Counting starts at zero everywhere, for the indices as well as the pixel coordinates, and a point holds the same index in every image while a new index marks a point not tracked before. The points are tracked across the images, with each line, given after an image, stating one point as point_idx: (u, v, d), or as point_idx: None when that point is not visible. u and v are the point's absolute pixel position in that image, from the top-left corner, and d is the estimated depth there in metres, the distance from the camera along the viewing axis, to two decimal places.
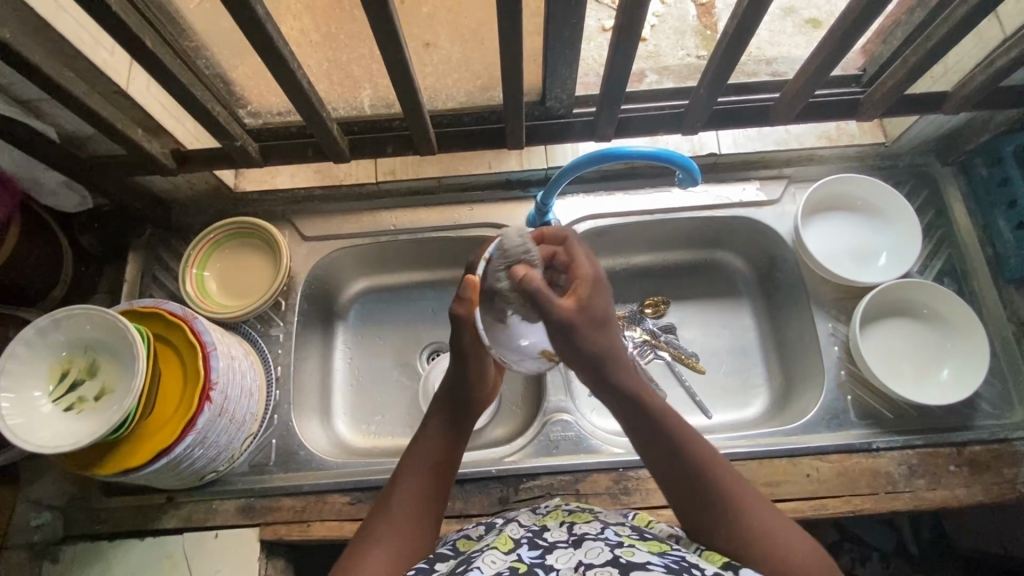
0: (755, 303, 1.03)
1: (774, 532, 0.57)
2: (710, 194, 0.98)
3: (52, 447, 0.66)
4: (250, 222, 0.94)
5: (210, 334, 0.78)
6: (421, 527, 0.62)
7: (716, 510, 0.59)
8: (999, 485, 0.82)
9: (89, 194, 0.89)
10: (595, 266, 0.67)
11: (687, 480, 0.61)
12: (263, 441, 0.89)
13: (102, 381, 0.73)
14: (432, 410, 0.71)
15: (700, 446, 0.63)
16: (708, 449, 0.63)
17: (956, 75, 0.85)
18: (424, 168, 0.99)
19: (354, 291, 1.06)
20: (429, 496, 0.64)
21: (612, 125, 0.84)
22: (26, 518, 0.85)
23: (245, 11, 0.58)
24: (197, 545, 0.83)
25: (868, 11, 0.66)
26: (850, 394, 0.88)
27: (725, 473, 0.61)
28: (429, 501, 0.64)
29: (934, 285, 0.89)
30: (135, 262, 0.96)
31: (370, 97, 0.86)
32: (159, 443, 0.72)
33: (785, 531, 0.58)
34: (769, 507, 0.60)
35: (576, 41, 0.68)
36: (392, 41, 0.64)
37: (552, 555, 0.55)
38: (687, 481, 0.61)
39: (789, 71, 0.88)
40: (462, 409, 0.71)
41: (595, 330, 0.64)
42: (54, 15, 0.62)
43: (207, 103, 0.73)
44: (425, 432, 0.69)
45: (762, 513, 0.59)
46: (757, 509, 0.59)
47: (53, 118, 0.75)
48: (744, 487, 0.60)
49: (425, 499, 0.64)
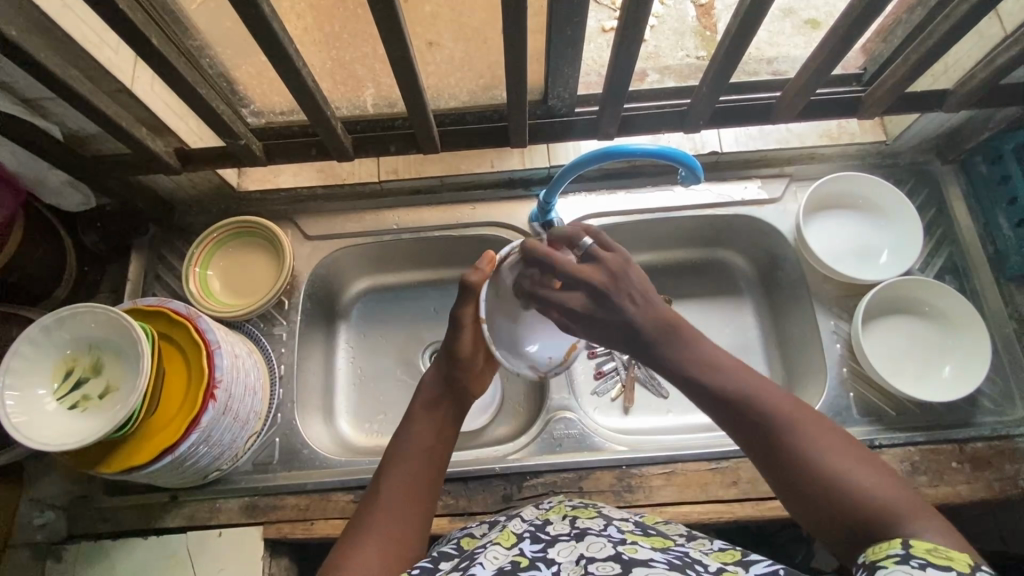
0: (757, 301, 1.04)
1: (858, 476, 0.49)
2: (711, 193, 0.98)
3: (58, 445, 0.66)
4: (252, 221, 0.94)
5: (214, 332, 0.78)
6: (414, 515, 0.60)
7: (790, 461, 0.51)
8: (1001, 481, 0.82)
9: (93, 194, 0.89)
10: (604, 258, 0.62)
11: (755, 434, 0.54)
12: (266, 440, 0.89)
13: (106, 379, 0.73)
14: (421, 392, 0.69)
15: (756, 391, 0.55)
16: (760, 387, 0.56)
17: (956, 74, 0.85)
18: (427, 167, 0.99)
19: (357, 290, 1.06)
20: (421, 480, 0.62)
21: (614, 124, 0.85)
22: (29, 516, 0.86)
23: (251, 9, 0.58)
24: (198, 545, 0.83)
25: (870, 8, 0.66)
26: (852, 391, 0.88)
27: (792, 415, 0.53)
28: (421, 487, 0.62)
29: (934, 282, 0.90)
30: (138, 263, 0.96)
31: (373, 96, 0.86)
32: (164, 441, 0.72)
33: (870, 472, 0.50)
34: (837, 439, 0.52)
35: (579, 40, 0.68)
36: (397, 38, 0.64)
37: (554, 549, 0.55)
38: (753, 435, 0.54)
39: (789, 70, 0.88)
40: (455, 397, 0.69)
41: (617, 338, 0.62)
42: (60, 13, 0.62)
43: (212, 102, 0.73)
44: (415, 413, 0.67)
45: (840, 457, 0.50)
46: (834, 451, 0.51)
47: (58, 117, 0.75)
48: (813, 423, 0.53)
49: (415, 484, 0.62)
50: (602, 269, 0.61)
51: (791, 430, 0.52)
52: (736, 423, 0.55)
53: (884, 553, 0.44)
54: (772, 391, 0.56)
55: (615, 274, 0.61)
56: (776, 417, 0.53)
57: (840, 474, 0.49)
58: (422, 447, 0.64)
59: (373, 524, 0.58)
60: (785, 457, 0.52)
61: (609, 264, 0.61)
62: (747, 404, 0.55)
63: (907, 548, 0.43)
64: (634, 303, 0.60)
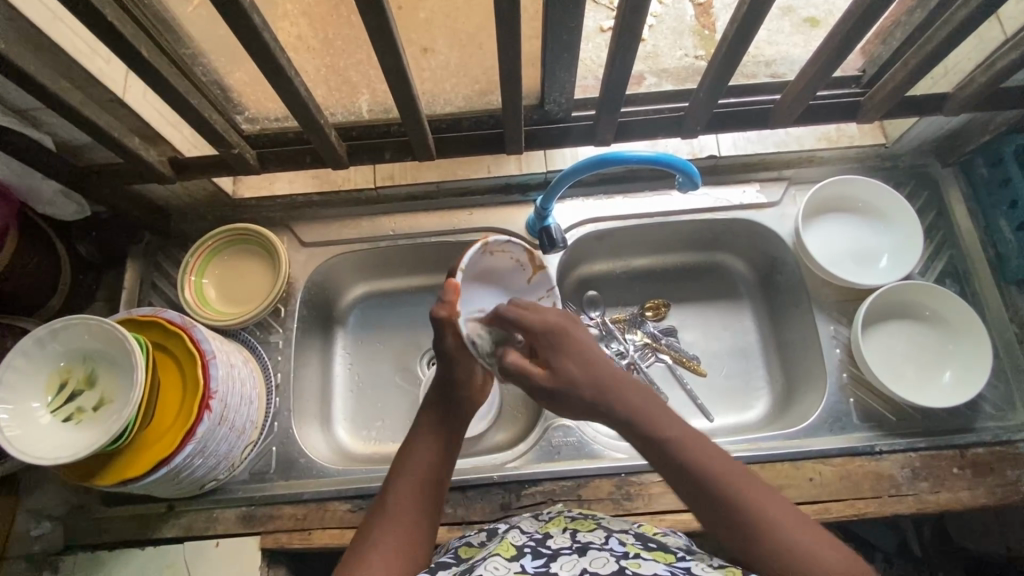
0: (756, 304, 1.03)
1: (816, 547, 0.53)
2: (709, 197, 0.97)
3: (52, 459, 0.66)
4: (247, 228, 0.94)
5: (210, 342, 0.77)
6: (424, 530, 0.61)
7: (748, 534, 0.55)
8: (1002, 487, 0.82)
9: (87, 203, 0.89)
10: (557, 312, 0.67)
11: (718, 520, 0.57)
12: (264, 448, 0.89)
13: (101, 392, 0.72)
14: (425, 405, 0.71)
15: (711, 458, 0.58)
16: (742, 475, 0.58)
17: (957, 76, 0.84)
18: (423, 173, 0.98)
19: (353, 296, 1.05)
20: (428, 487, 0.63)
21: (611, 130, 0.84)
22: (26, 528, 0.86)
23: (241, 19, 0.58)
24: (198, 555, 0.83)
25: (870, 11, 0.65)
26: (852, 397, 0.88)
27: (755, 486, 0.57)
28: (428, 493, 0.63)
29: (929, 287, 0.89)
30: (134, 270, 0.95)
31: (368, 102, 0.85)
32: (159, 453, 0.72)
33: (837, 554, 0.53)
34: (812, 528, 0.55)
35: (575, 44, 0.67)
36: (390, 47, 0.63)
37: (556, 564, 0.55)
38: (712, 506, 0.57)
39: (789, 72, 0.86)
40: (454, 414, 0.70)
41: (585, 368, 0.64)
42: (49, 24, 0.61)
43: (204, 112, 0.73)
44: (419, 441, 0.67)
45: (796, 528, 0.54)
46: (791, 523, 0.55)
47: (51, 127, 0.74)
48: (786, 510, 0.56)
49: (423, 493, 0.63)
50: (560, 324, 0.66)
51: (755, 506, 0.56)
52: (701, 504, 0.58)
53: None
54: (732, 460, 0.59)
55: (573, 329, 0.66)
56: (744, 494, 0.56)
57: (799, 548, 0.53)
58: (428, 457, 0.65)
59: (380, 535, 0.59)
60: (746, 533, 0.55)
61: (561, 321, 0.67)
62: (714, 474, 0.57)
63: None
64: (597, 361, 0.64)
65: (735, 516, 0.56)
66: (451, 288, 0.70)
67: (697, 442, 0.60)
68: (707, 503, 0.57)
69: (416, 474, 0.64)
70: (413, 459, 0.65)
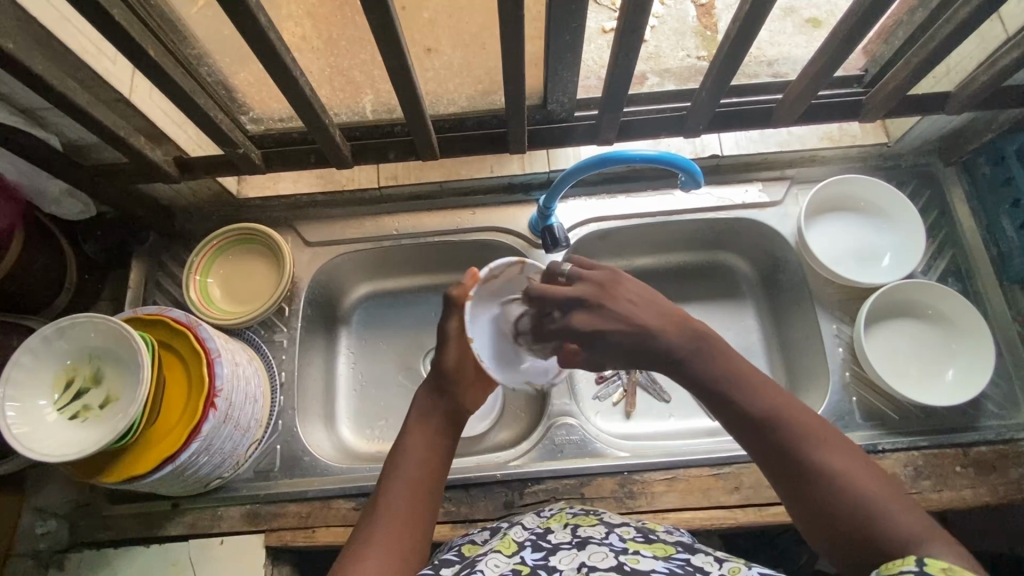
0: (758, 304, 1.03)
1: (877, 496, 0.49)
2: (712, 197, 0.98)
3: (59, 456, 0.66)
4: (252, 228, 0.94)
5: (215, 341, 0.78)
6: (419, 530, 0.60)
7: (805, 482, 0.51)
8: (1005, 485, 0.82)
9: (92, 203, 0.89)
10: (596, 274, 0.62)
11: (777, 472, 0.53)
12: (268, 447, 0.89)
13: (107, 390, 0.73)
14: (416, 404, 0.69)
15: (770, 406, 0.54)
16: (803, 422, 0.53)
17: (958, 75, 0.84)
18: (427, 173, 0.99)
19: (357, 295, 1.06)
20: (420, 491, 0.62)
21: (614, 129, 0.85)
22: (31, 526, 0.86)
23: (247, 19, 0.58)
24: (203, 553, 0.83)
25: (872, 9, 0.65)
26: (855, 396, 0.88)
27: (813, 433, 0.53)
28: (421, 497, 0.62)
29: (934, 285, 0.89)
30: (139, 270, 0.96)
31: (372, 102, 0.85)
32: (164, 450, 0.72)
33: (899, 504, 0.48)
34: (879, 477, 0.50)
35: (578, 44, 0.67)
36: (393, 47, 0.64)
37: (555, 557, 0.55)
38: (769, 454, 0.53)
39: (791, 71, 0.87)
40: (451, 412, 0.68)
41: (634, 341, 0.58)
42: (56, 24, 0.62)
43: (210, 112, 0.73)
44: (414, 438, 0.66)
45: (856, 477, 0.50)
46: (852, 471, 0.50)
47: (57, 126, 0.75)
48: (837, 445, 0.52)
49: (414, 498, 0.61)
50: (594, 293, 0.60)
51: (818, 453, 0.51)
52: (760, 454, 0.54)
53: (897, 569, 0.44)
54: (795, 403, 0.55)
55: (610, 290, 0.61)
56: (806, 439, 0.52)
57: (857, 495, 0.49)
58: (418, 460, 0.64)
59: (371, 543, 0.57)
60: (804, 482, 0.51)
61: (604, 279, 0.61)
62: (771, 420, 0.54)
63: (921, 566, 0.43)
64: (642, 315, 0.59)
65: (795, 462, 0.52)
66: (471, 273, 0.71)
67: (756, 390, 0.56)
68: (769, 450, 0.53)
69: (406, 479, 0.62)
70: (401, 464, 0.64)
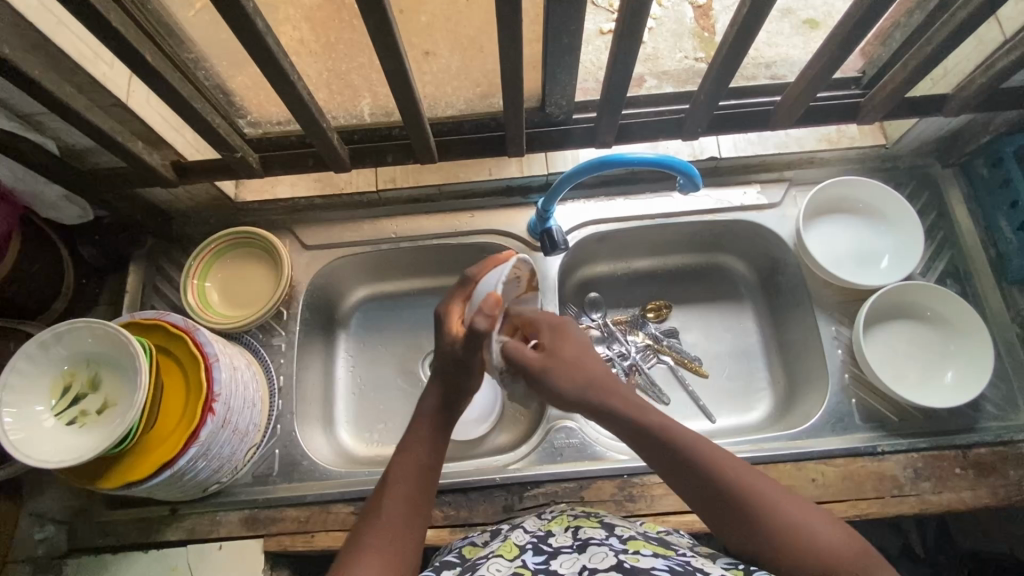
0: (757, 306, 1.03)
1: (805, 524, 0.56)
2: (710, 198, 0.98)
3: (57, 462, 0.66)
4: (250, 232, 0.94)
5: (213, 345, 0.77)
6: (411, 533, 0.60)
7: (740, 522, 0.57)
8: (1005, 487, 0.82)
9: (90, 207, 0.88)
10: (551, 316, 0.74)
11: (725, 522, 0.58)
12: (266, 451, 0.89)
13: (104, 395, 0.73)
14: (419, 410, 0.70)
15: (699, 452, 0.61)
16: (730, 465, 0.60)
17: (956, 77, 0.84)
18: (426, 176, 0.98)
19: (356, 298, 1.06)
20: (420, 496, 0.63)
21: (612, 132, 0.85)
22: (29, 531, 0.85)
23: (245, 24, 0.58)
24: (200, 555, 0.82)
25: (869, 12, 0.65)
26: (854, 397, 0.88)
27: (738, 473, 0.59)
28: (421, 502, 0.63)
29: (933, 287, 0.89)
30: (137, 273, 0.95)
31: (370, 106, 0.85)
32: (162, 455, 0.72)
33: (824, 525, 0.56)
34: (802, 505, 0.58)
35: (576, 47, 0.67)
36: (391, 51, 0.64)
37: (557, 561, 0.55)
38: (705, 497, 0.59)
39: (789, 74, 0.87)
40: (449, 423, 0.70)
41: (575, 364, 0.69)
42: (53, 30, 0.62)
43: (208, 116, 0.73)
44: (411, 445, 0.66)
45: (785, 507, 0.57)
46: (781, 502, 0.58)
47: (54, 131, 0.75)
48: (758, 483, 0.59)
49: (413, 503, 0.62)
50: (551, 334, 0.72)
51: (756, 497, 0.58)
52: (707, 507, 0.59)
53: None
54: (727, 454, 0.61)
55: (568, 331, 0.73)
56: (744, 487, 0.58)
57: (790, 525, 0.56)
58: (423, 466, 0.65)
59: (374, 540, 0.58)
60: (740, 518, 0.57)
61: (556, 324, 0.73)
62: (707, 468, 0.60)
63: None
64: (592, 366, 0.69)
65: (730, 503, 0.58)
66: (491, 301, 0.67)
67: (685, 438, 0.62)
68: (705, 495, 0.59)
69: (409, 482, 0.63)
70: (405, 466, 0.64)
